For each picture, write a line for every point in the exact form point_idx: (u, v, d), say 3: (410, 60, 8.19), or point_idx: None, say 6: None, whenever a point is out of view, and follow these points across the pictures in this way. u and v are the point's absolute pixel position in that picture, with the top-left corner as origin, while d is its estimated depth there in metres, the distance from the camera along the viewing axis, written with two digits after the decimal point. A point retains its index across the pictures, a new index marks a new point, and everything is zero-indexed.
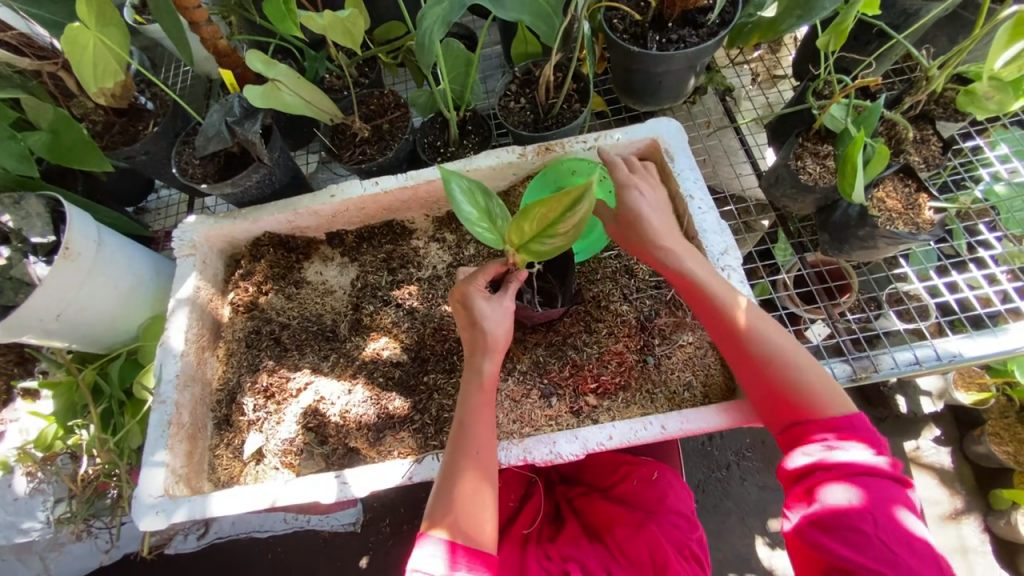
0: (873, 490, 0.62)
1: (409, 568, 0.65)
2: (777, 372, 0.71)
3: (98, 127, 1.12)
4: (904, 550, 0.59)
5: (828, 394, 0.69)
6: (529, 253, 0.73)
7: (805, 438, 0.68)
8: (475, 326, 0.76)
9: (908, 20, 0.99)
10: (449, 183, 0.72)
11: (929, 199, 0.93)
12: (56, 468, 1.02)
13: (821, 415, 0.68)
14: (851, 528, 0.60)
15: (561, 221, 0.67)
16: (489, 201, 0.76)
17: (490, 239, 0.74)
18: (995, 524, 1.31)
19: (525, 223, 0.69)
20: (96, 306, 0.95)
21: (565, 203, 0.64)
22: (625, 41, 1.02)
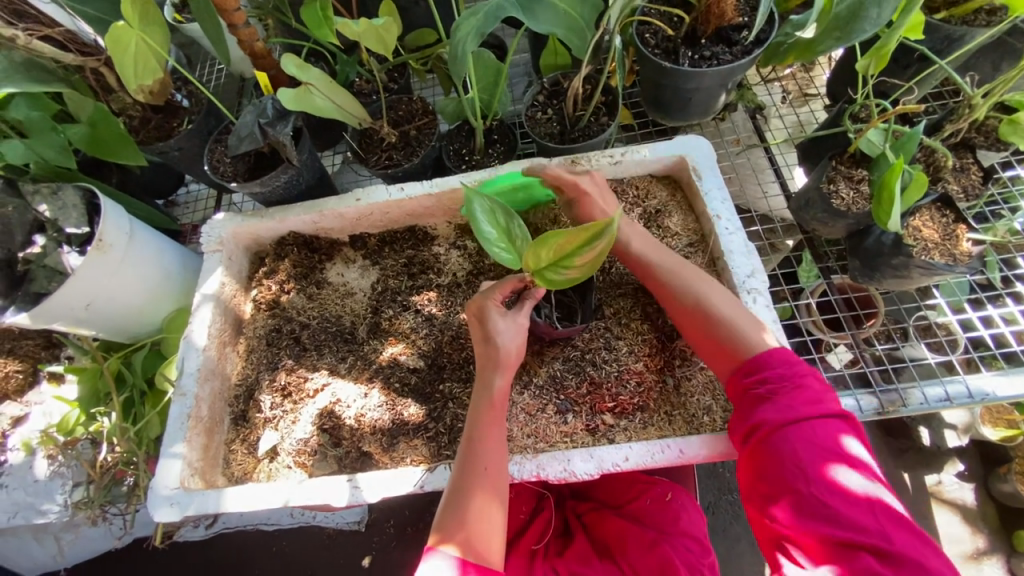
0: (804, 446, 0.64)
1: None
2: (712, 327, 0.74)
3: (135, 122, 1.15)
4: (836, 501, 0.61)
5: (754, 337, 0.73)
6: (541, 280, 0.71)
7: (745, 398, 0.70)
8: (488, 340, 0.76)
9: (951, 45, 0.97)
10: (472, 202, 0.73)
11: (968, 230, 0.90)
12: (76, 453, 1.04)
13: (753, 365, 0.71)
14: (789, 491, 0.63)
15: (576, 255, 0.65)
16: (510, 220, 0.76)
17: (507, 260, 0.75)
18: (1020, 567, 1.26)
19: (542, 248, 0.67)
20: (125, 297, 0.97)
21: (584, 237, 0.63)
22: (656, 56, 1.01)
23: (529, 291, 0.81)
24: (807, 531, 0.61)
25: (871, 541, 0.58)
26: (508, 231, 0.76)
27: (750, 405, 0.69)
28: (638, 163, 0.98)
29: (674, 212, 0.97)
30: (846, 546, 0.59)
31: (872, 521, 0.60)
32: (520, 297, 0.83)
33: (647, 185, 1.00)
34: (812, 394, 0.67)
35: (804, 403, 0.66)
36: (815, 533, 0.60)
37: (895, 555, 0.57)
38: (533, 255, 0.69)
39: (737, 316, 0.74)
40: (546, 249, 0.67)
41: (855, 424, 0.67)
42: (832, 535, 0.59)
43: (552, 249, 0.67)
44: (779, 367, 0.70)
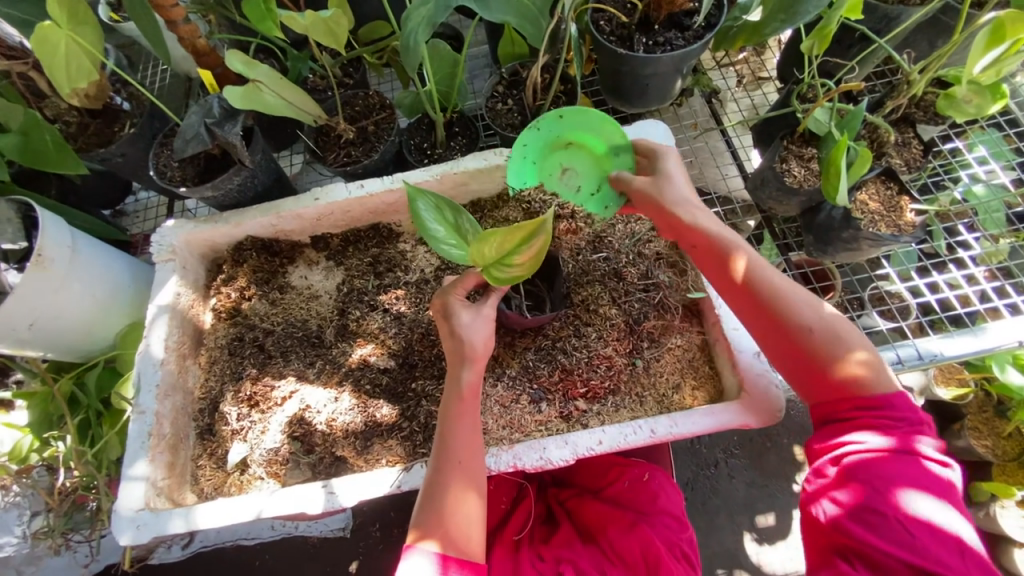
0: (902, 472, 0.61)
1: None
2: (809, 340, 0.68)
3: (71, 128, 1.08)
4: (923, 534, 0.58)
5: (873, 377, 0.66)
6: (488, 277, 0.69)
7: (838, 416, 0.67)
8: (453, 337, 0.75)
9: (889, 24, 1.01)
10: (415, 201, 0.71)
11: (910, 201, 0.94)
12: (31, 482, 0.99)
13: (867, 397, 0.65)
14: (873, 509, 0.60)
15: (516, 253, 0.63)
16: (459, 217, 0.75)
17: (457, 257, 0.73)
18: (975, 515, 1.34)
19: (484, 248, 0.64)
20: (72, 314, 0.92)
21: (521, 234, 0.60)
22: (612, 43, 1.02)
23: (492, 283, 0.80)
24: (876, 547, 0.58)
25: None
26: (457, 226, 0.75)
27: (846, 424, 0.65)
28: None
29: None
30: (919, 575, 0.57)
31: (957, 561, 0.57)
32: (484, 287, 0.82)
33: None
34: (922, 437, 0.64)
35: (912, 439, 0.63)
36: (890, 555, 0.58)
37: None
38: (476, 253, 0.67)
39: (851, 343, 0.68)
40: (488, 247, 0.64)
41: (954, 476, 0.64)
42: (911, 561, 0.57)
43: (493, 246, 0.64)
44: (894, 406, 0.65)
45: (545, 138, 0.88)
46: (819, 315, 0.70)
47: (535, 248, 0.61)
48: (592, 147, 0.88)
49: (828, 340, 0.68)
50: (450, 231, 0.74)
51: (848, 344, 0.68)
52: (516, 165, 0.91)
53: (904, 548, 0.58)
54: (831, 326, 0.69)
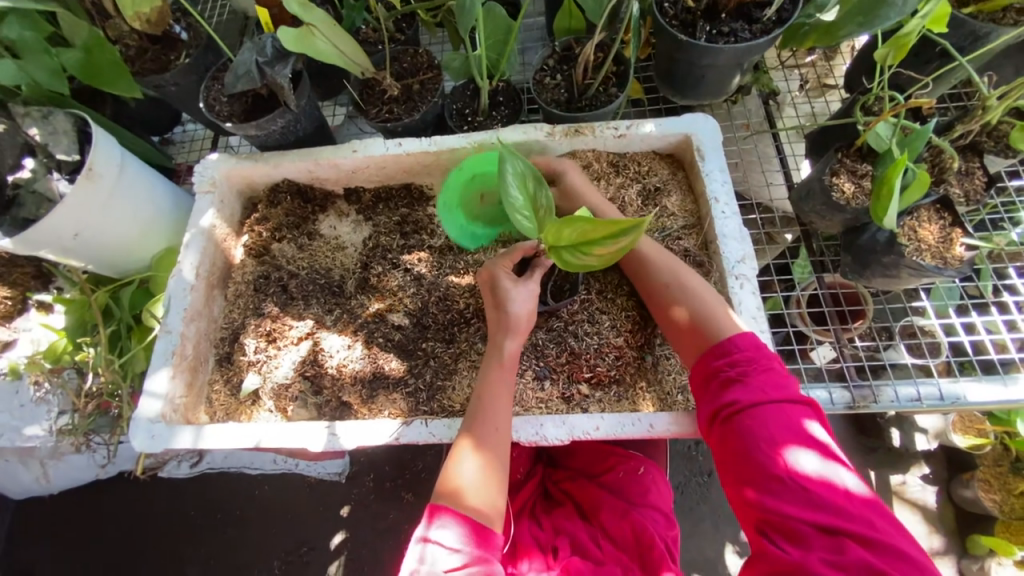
0: (780, 422, 0.65)
1: (422, 536, 0.66)
2: (691, 327, 0.76)
3: (131, 52, 1.11)
4: (814, 483, 0.62)
5: (727, 327, 0.74)
6: (556, 257, 0.72)
7: (711, 383, 0.72)
8: (498, 306, 0.77)
9: (976, 42, 0.94)
10: (504, 162, 0.72)
11: (963, 234, 0.89)
12: (62, 381, 1.06)
13: (733, 358, 0.71)
14: (764, 470, 0.64)
15: (597, 244, 0.65)
16: (539, 189, 0.76)
17: (530, 229, 0.74)
18: (968, 567, 1.31)
19: (565, 229, 0.67)
20: (114, 231, 0.96)
21: (610, 230, 0.62)
22: (673, 28, 0.98)
23: (538, 260, 0.82)
24: (783, 511, 0.61)
25: (853, 528, 0.59)
26: (534, 199, 0.75)
27: (721, 386, 0.70)
28: (641, 139, 0.96)
29: (673, 192, 0.96)
30: (830, 530, 0.59)
31: (848, 503, 0.61)
32: (528, 264, 0.85)
33: (650, 162, 0.98)
34: (779, 380, 0.69)
35: (770, 387, 0.68)
36: (799, 520, 0.60)
37: (878, 543, 0.58)
38: (554, 233, 0.69)
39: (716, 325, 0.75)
40: (569, 230, 0.67)
41: (818, 410, 0.69)
42: (816, 521, 0.60)
43: (575, 232, 0.66)
44: (744, 350, 0.72)
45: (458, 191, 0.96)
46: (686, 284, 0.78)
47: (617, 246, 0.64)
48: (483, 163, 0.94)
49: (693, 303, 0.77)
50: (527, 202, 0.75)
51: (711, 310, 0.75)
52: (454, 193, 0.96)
53: (805, 504, 0.61)
54: (693, 300, 0.77)
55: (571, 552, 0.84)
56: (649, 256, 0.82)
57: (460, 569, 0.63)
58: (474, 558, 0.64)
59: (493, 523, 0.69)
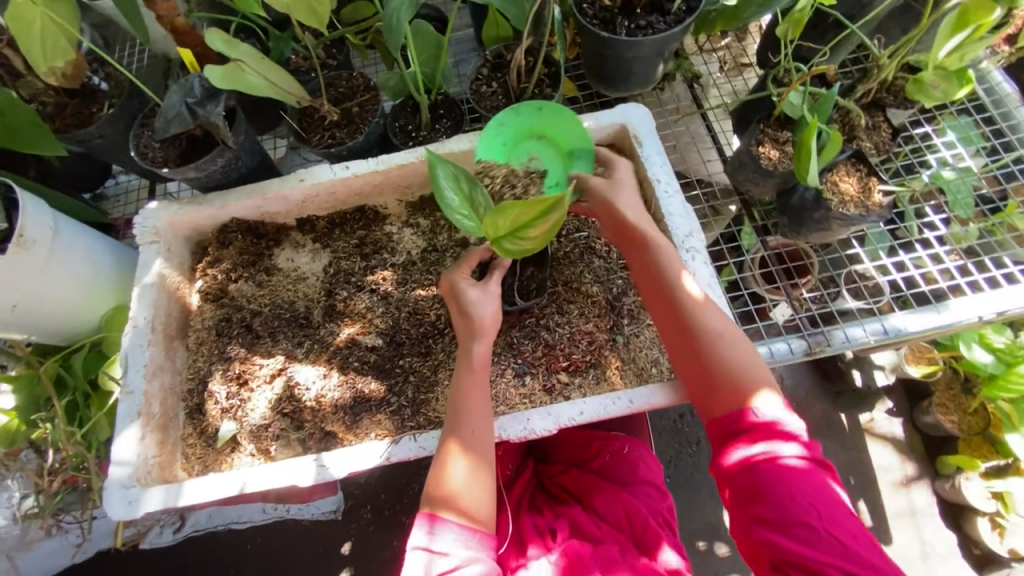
0: (809, 474, 0.66)
1: (410, 546, 0.68)
2: (731, 379, 0.72)
3: (48, 109, 1.06)
4: (841, 536, 0.63)
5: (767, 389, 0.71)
6: (497, 249, 0.72)
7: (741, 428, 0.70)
8: (461, 312, 0.79)
9: (863, 10, 1.04)
10: (434, 167, 0.73)
11: (879, 182, 0.97)
12: (19, 464, 0.99)
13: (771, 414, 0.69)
14: (796, 518, 0.63)
15: (533, 226, 0.66)
16: (474, 188, 0.77)
17: (469, 228, 0.74)
18: (941, 487, 1.42)
19: (499, 219, 0.67)
20: (55, 297, 0.92)
21: (541, 207, 0.63)
22: (594, 26, 1.03)
23: (495, 262, 0.84)
24: (809, 557, 0.61)
25: None
26: (471, 199, 0.76)
27: (755, 434, 0.69)
28: None
29: None
30: None
31: (878, 563, 0.61)
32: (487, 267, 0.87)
33: None
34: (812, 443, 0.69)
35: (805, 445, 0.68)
36: (825, 567, 0.61)
37: None
38: (490, 226, 0.69)
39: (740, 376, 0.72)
40: (502, 220, 0.67)
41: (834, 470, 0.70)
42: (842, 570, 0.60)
43: (509, 220, 0.67)
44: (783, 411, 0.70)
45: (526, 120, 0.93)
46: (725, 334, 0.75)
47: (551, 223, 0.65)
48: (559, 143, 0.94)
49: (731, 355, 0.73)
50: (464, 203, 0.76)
51: (751, 367, 0.72)
52: (487, 137, 0.93)
53: (830, 553, 0.62)
54: (733, 351, 0.73)
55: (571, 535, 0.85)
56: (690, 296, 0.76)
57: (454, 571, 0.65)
58: (462, 559, 0.66)
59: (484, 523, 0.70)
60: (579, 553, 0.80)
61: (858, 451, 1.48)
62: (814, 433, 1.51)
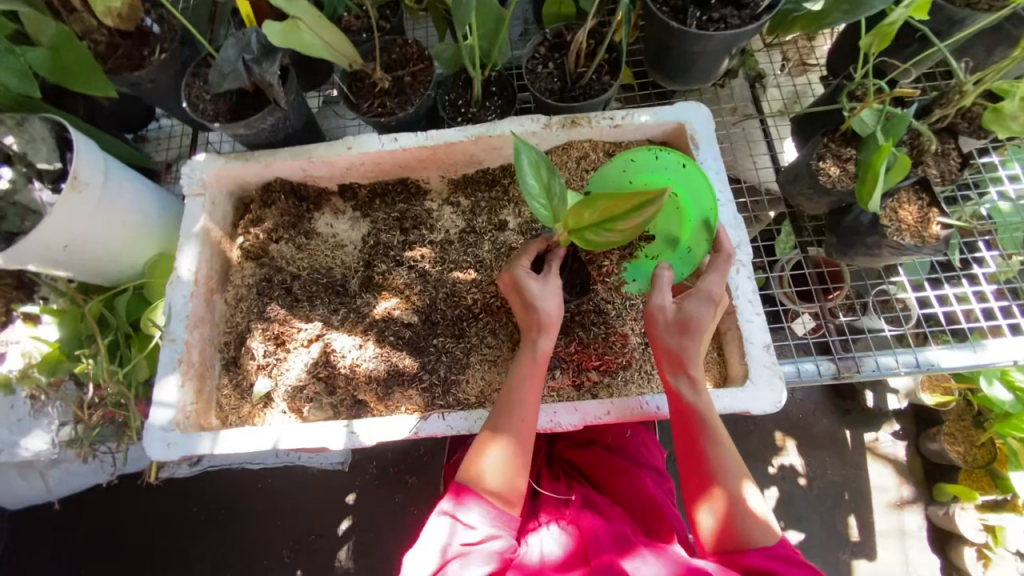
0: None
1: (441, 509, 0.72)
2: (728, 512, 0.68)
3: (101, 48, 1.06)
4: None
5: (767, 534, 0.67)
6: (579, 240, 0.76)
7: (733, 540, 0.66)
8: (526, 305, 0.80)
9: (952, 27, 0.98)
10: (519, 152, 0.72)
11: (939, 214, 0.94)
12: (61, 394, 1.04)
13: (770, 547, 0.65)
14: None
15: (623, 219, 0.70)
16: (553, 177, 0.76)
17: (545, 216, 0.74)
18: (935, 513, 1.44)
19: (588, 209, 0.71)
20: (104, 240, 0.94)
21: (634, 203, 0.67)
22: (664, 14, 0.99)
23: (553, 252, 0.84)
24: None
25: None
26: (549, 188, 0.75)
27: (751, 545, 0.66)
28: (637, 129, 0.97)
29: None
30: None
31: None
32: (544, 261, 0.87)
33: None
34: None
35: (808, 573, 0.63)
36: None
37: None
38: (576, 214, 0.73)
39: (730, 458, 0.72)
40: (591, 211, 0.71)
41: None
42: None
43: (599, 212, 0.71)
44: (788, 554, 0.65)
45: (668, 170, 0.87)
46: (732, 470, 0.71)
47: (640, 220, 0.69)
48: (685, 208, 0.89)
49: (731, 492, 0.69)
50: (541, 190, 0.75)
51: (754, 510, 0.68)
52: (614, 171, 0.89)
53: None
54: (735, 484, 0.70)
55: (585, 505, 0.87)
56: (709, 421, 0.73)
57: (477, 544, 0.67)
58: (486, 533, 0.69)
59: (513, 504, 0.72)
60: (590, 525, 0.78)
61: (858, 469, 1.50)
62: (819, 446, 1.52)
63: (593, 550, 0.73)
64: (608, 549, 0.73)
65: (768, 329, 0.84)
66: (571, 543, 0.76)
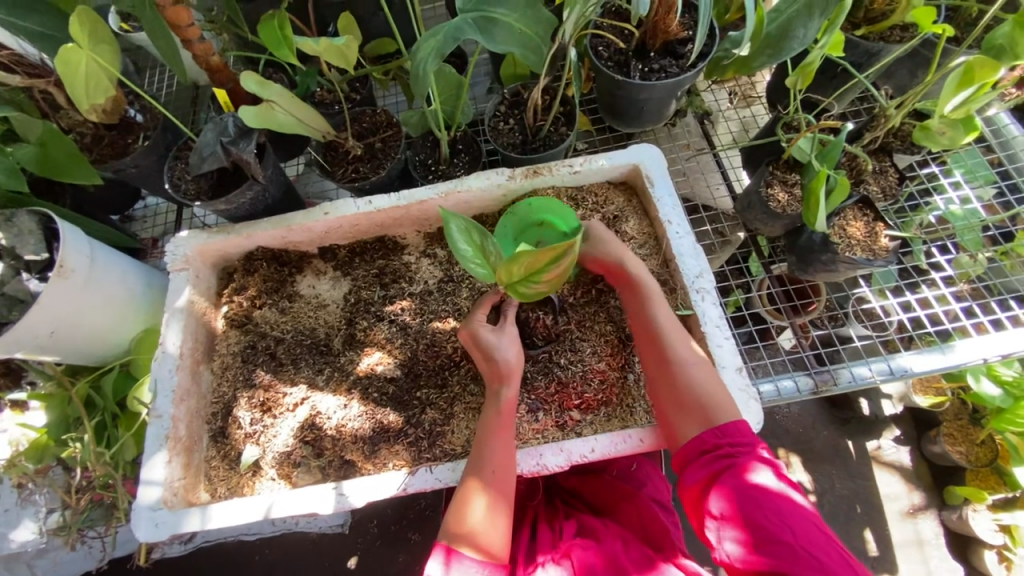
0: (788, 505, 0.65)
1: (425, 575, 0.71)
2: (690, 404, 0.77)
3: (87, 139, 1.12)
4: (826, 559, 0.60)
5: (727, 416, 0.75)
6: (513, 292, 0.78)
7: (711, 452, 0.72)
8: (486, 358, 0.82)
9: (870, 58, 1.08)
10: (448, 221, 0.79)
11: (886, 227, 1.00)
12: (49, 480, 1.03)
13: (744, 446, 0.72)
14: (760, 530, 0.64)
15: (545, 271, 0.73)
16: (486, 238, 0.83)
17: (483, 275, 0.81)
18: (949, 518, 1.42)
19: (514, 266, 0.73)
20: (90, 322, 0.96)
21: (552, 256, 0.70)
22: (609, 68, 1.07)
23: (506, 304, 0.88)
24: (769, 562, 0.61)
25: None
26: (484, 248, 0.82)
27: (728, 453, 0.71)
28: (595, 173, 1.03)
29: (630, 218, 1.04)
30: None
31: None
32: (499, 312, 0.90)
33: (606, 192, 1.06)
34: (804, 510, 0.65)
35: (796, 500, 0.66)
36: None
37: None
38: (505, 272, 0.75)
39: (721, 403, 0.76)
40: (517, 267, 0.74)
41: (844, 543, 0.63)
42: None
43: (523, 267, 0.73)
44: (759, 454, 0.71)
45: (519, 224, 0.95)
46: (690, 363, 0.80)
47: (562, 268, 0.72)
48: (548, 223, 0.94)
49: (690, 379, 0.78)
50: (476, 252, 0.82)
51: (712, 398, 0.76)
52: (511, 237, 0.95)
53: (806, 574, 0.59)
54: (693, 375, 0.79)
55: (575, 534, 0.86)
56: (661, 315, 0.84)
57: None
58: None
59: (495, 543, 0.73)
60: (584, 558, 0.80)
61: (865, 480, 1.49)
62: (821, 461, 1.51)
63: None
64: None
65: (738, 352, 0.87)
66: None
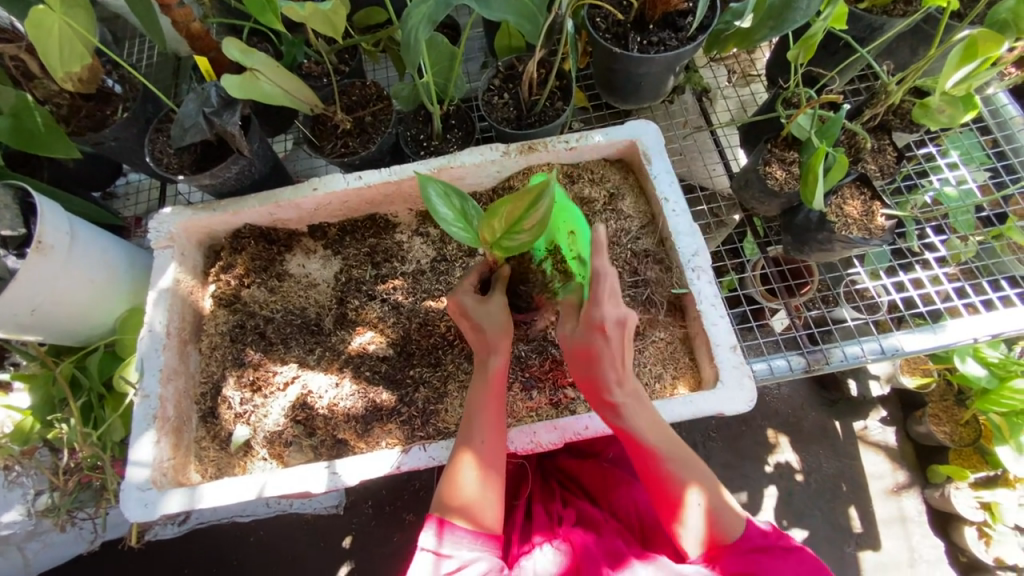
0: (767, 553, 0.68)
1: (417, 548, 0.71)
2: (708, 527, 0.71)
3: (62, 111, 1.07)
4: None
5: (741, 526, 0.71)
6: (498, 250, 0.78)
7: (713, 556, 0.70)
8: (475, 328, 0.81)
9: (873, 33, 1.06)
10: (425, 186, 0.79)
11: (882, 206, 0.99)
12: (35, 462, 1.01)
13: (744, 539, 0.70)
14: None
15: (525, 218, 0.72)
16: (465, 203, 0.82)
17: (465, 237, 0.79)
18: (931, 495, 1.45)
19: (493, 220, 0.74)
20: (72, 301, 0.93)
21: (528, 200, 0.69)
22: (607, 41, 1.04)
23: (496, 272, 0.86)
24: None
25: None
26: (464, 212, 0.82)
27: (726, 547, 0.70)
28: (591, 149, 1.01)
29: (626, 195, 1.02)
30: None
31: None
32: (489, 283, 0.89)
33: (602, 169, 1.04)
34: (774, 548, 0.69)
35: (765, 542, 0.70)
36: None
37: None
38: (485, 228, 0.76)
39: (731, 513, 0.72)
40: (497, 220, 0.74)
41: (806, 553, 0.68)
42: None
43: (503, 218, 0.73)
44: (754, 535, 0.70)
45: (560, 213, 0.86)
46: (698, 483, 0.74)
47: (542, 213, 0.71)
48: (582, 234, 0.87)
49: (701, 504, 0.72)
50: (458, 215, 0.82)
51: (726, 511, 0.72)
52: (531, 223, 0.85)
53: None
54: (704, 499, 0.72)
55: (575, 522, 0.85)
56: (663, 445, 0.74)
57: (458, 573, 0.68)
58: (460, 561, 0.69)
59: (486, 515, 0.73)
60: (582, 540, 0.79)
61: (852, 459, 1.52)
62: (810, 440, 1.54)
63: (586, 566, 0.74)
64: (599, 562, 0.74)
65: (732, 331, 0.87)
66: (564, 561, 0.76)
